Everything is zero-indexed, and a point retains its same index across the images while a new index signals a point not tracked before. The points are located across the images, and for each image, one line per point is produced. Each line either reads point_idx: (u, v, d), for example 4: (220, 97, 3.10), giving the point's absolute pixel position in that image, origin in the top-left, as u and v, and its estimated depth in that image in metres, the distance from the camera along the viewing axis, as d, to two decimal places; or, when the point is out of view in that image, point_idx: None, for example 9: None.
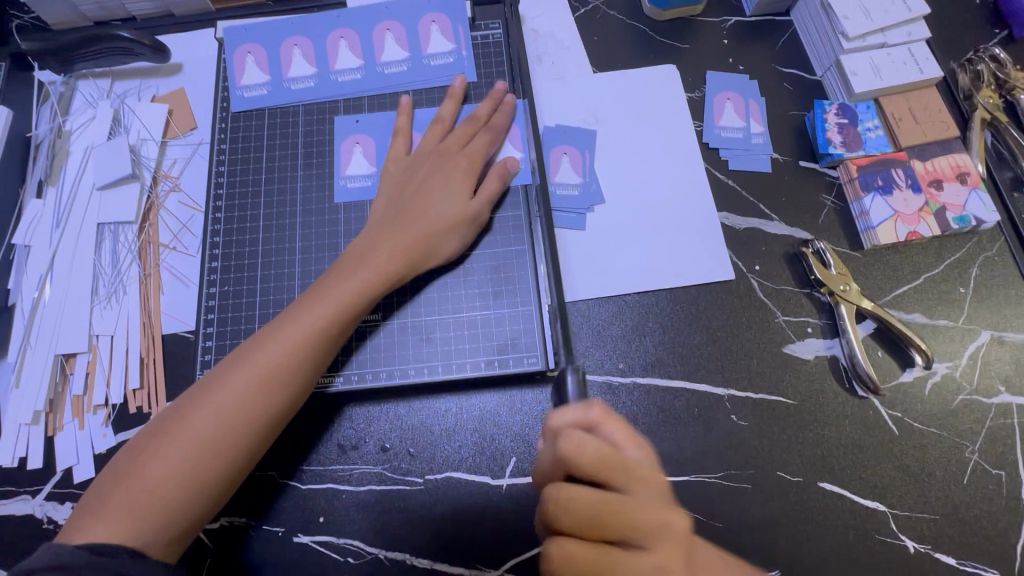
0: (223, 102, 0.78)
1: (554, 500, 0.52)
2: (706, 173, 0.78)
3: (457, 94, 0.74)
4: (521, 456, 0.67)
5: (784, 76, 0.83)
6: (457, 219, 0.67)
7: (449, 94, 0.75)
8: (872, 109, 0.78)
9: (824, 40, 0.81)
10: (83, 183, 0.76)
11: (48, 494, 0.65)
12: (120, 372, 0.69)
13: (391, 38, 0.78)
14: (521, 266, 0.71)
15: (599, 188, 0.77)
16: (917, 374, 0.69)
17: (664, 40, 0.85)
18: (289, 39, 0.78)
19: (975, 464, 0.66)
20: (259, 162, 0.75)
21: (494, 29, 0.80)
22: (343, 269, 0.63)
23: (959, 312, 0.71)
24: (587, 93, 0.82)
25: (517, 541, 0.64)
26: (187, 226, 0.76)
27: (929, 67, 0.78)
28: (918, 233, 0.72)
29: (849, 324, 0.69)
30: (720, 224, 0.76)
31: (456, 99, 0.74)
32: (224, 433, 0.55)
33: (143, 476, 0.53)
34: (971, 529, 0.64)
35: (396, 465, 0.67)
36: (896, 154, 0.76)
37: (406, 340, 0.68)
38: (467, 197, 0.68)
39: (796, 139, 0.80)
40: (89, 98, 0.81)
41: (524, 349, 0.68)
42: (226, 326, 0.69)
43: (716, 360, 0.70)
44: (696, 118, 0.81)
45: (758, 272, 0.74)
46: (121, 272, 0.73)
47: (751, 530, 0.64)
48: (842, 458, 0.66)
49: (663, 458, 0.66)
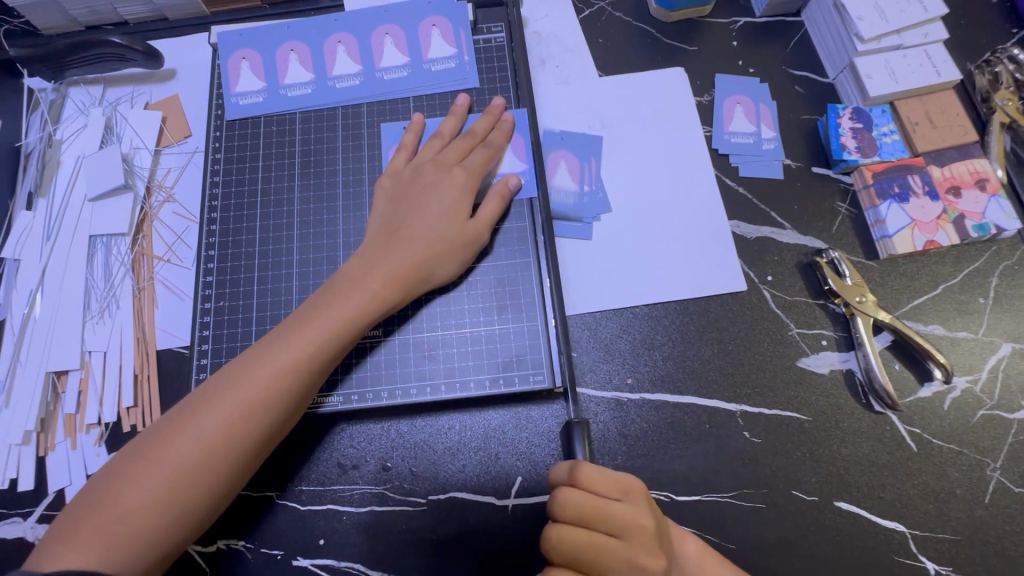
0: (217, 110, 0.75)
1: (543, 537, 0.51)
2: (716, 179, 0.76)
3: (458, 110, 0.72)
4: (527, 476, 0.65)
5: (795, 78, 0.81)
6: (456, 242, 0.64)
7: (450, 111, 0.72)
8: (887, 113, 0.75)
9: (837, 42, 0.78)
10: (74, 194, 0.74)
11: (40, 516, 0.63)
12: (113, 389, 0.67)
13: (391, 42, 0.76)
14: (526, 278, 0.68)
15: (606, 197, 0.74)
16: (936, 388, 0.67)
17: (672, 43, 0.83)
18: (285, 44, 0.76)
19: (997, 482, 0.63)
20: (255, 172, 0.73)
21: (497, 32, 0.78)
22: (336, 290, 0.60)
23: (979, 323, 0.69)
24: (593, 98, 0.80)
25: (524, 564, 0.62)
26: (181, 238, 0.73)
27: (947, 69, 0.75)
28: (936, 242, 0.70)
29: (866, 337, 0.66)
30: (731, 233, 0.73)
31: (456, 114, 0.71)
32: (205, 460, 0.53)
33: (120, 502, 0.51)
34: (994, 550, 0.62)
35: (398, 485, 0.64)
36: (913, 160, 0.74)
37: (407, 357, 0.66)
38: (465, 219, 0.66)
39: (809, 144, 0.77)
40: (80, 105, 0.78)
41: (530, 366, 0.65)
42: (222, 343, 0.67)
43: (727, 375, 0.68)
44: (705, 123, 0.79)
45: (771, 283, 0.71)
46: (113, 286, 0.71)
47: (766, 551, 0.62)
48: (859, 476, 0.64)
49: (674, 477, 0.64)
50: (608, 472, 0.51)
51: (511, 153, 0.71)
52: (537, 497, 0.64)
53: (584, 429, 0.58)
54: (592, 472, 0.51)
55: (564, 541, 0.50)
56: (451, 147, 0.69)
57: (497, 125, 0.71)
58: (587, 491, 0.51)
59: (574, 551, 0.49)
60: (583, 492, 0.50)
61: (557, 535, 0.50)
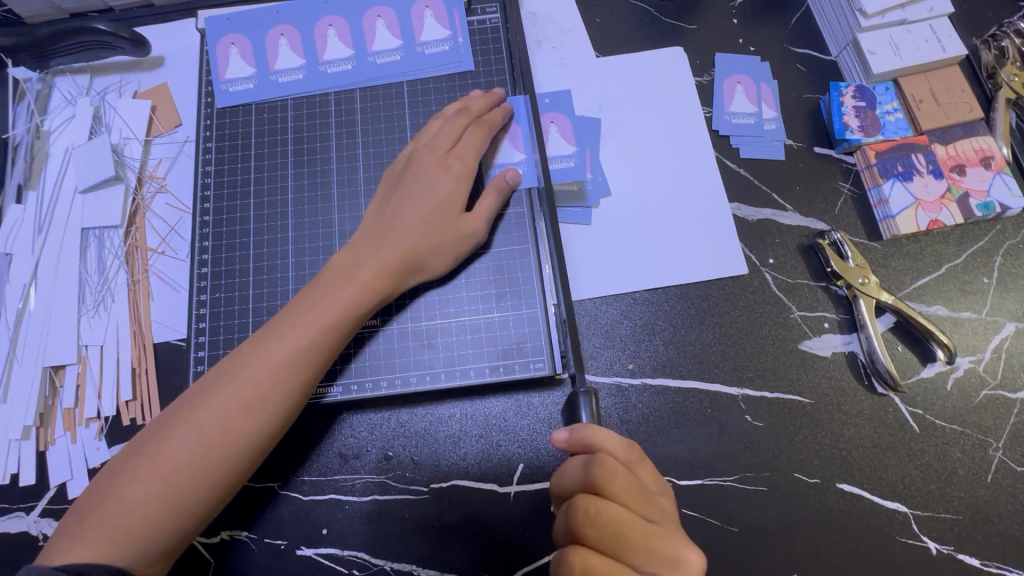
0: (207, 97, 0.74)
1: (586, 508, 0.48)
2: (717, 162, 0.75)
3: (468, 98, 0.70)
4: (529, 462, 0.65)
5: (797, 57, 0.79)
6: (448, 236, 0.64)
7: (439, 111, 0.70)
8: (891, 91, 0.74)
9: (840, 18, 0.76)
10: (65, 186, 0.72)
11: (42, 511, 0.63)
12: (111, 383, 0.66)
13: (383, 25, 0.74)
14: (524, 265, 0.68)
15: (605, 180, 0.73)
16: (939, 369, 0.66)
17: (671, 21, 0.81)
18: (275, 29, 0.74)
19: (999, 463, 0.63)
20: (247, 161, 0.72)
21: (491, 13, 0.76)
22: (327, 283, 0.60)
23: (983, 303, 0.69)
24: (591, 80, 0.78)
25: (527, 550, 0.62)
26: (174, 230, 0.72)
27: (952, 44, 0.74)
28: (940, 222, 0.69)
29: (868, 318, 0.66)
30: (732, 216, 0.72)
31: (464, 99, 0.70)
32: (206, 453, 0.53)
33: (121, 498, 0.51)
34: (997, 528, 0.62)
35: (399, 474, 0.64)
36: (917, 138, 0.72)
37: (406, 347, 0.66)
38: (460, 213, 0.65)
39: (811, 124, 0.76)
40: (67, 95, 0.77)
41: (531, 354, 0.65)
42: (219, 335, 0.66)
43: (728, 358, 0.67)
44: (705, 104, 0.77)
45: (773, 266, 0.71)
46: (108, 279, 0.70)
47: (768, 535, 0.62)
48: (862, 458, 0.64)
49: (676, 462, 0.64)
50: (627, 447, 0.52)
51: (559, 136, 0.74)
52: (539, 484, 0.64)
53: (590, 396, 0.55)
54: (612, 441, 0.51)
55: (607, 513, 0.48)
56: (446, 128, 0.67)
57: (494, 107, 0.69)
58: (624, 464, 0.51)
59: (613, 522, 0.48)
60: (618, 466, 0.50)
61: (601, 507, 0.48)
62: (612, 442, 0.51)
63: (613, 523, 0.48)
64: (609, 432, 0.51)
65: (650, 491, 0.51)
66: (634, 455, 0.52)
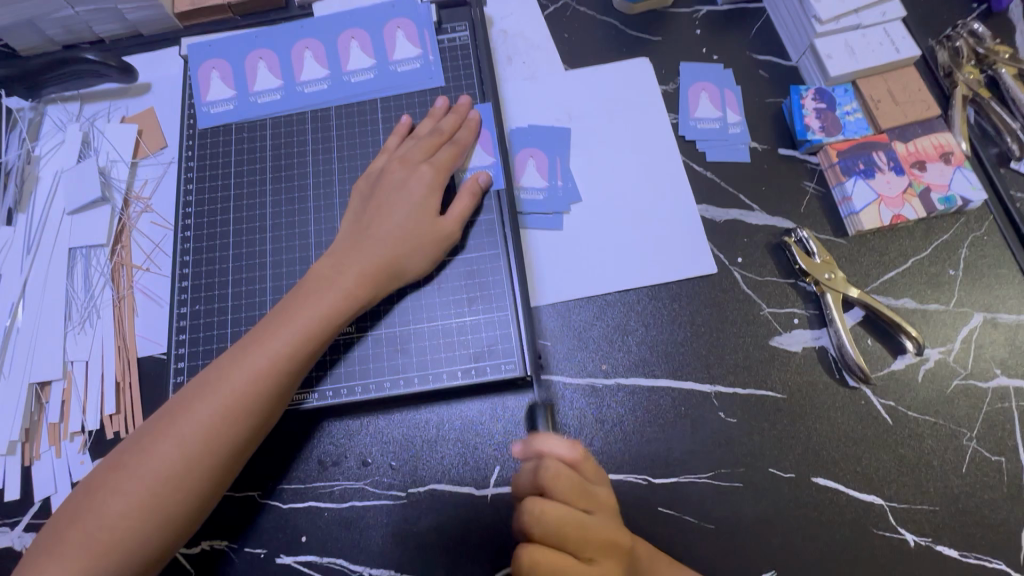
0: (190, 119, 0.77)
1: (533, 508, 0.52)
2: (684, 166, 0.77)
3: (436, 113, 0.73)
4: (505, 465, 0.65)
5: (759, 63, 0.82)
6: (422, 239, 0.66)
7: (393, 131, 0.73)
8: (850, 92, 0.76)
9: (798, 25, 0.79)
10: (54, 209, 0.75)
11: (26, 525, 0.64)
12: (95, 398, 0.68)
13: (356, 46, 0.77)
14: (496, 270, 0.69)
15: (575, 186, 0.75)
16: (910, 360, 0.67)
17: (635, 34, 0.84)
18: (253, 53, 0.78)
19: (974, 452, 0.64)
20: (228, 178, 0.74)
21: (460, 31, 0.79)
22: (305, 293, 0.61)
23: (951, 295, 0.69)
24: (560, 91, 0.81)
25: (503, 553, 0.62)
26: (159, 247, 0.75)
27: (906, 45, 0.76)
28: (904, 216, 0.71)
29: (836, 313, 0.67)
30: (700, 217, 0.74)
31: (433, 116, 0.73)
32: (185, 465, 0.54)
33: (103, 511, 0.52)
34: (974, 519, 0.62)
35: (377, 480, 0.65)
36: (877, 137, 0.74)
37: (380, 353, 0.67)
38: (433, 217, 0.67)
39: (774, 126, 0.78)
40: (58, 122, 0.80)
41: (502, 355, 0.66)
42: (198, 346, 0.68)
43: (700, 357, 0.68)
44: (671, 111, 0.80)
45: (741, 264, 0.72)
46: (94, 296, 0.72)
47: (743, 532, 0.62)
48: (835, 451, 0.64)
49: (651, 460, 0.64)
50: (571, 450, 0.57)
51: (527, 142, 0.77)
52: None
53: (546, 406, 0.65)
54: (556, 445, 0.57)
55: (550, 511, 0.52)
56: (419, 143, 0.70)
57: (463, 122, 0.72)
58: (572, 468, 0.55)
59: (557, 519, 0.52)
60: (566, 470, 0.54)
61: (546, 506, 0.52)
62: (558, 448, 0.56)
63: (556, 519, 0.52)
64: (556, 439, 0.57)
65: (591, 487, 0.55)
66: (577, 455, 0.56)
